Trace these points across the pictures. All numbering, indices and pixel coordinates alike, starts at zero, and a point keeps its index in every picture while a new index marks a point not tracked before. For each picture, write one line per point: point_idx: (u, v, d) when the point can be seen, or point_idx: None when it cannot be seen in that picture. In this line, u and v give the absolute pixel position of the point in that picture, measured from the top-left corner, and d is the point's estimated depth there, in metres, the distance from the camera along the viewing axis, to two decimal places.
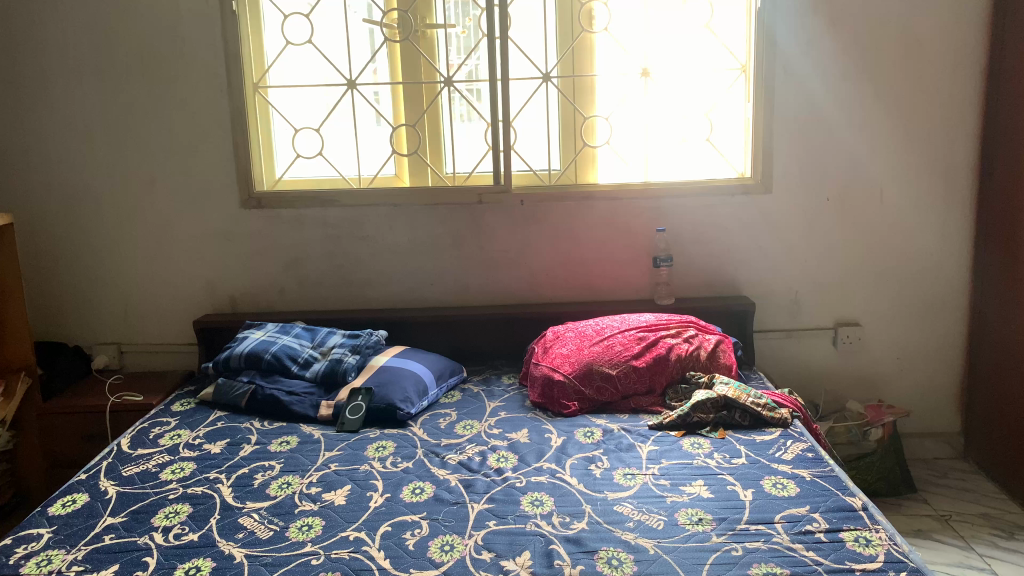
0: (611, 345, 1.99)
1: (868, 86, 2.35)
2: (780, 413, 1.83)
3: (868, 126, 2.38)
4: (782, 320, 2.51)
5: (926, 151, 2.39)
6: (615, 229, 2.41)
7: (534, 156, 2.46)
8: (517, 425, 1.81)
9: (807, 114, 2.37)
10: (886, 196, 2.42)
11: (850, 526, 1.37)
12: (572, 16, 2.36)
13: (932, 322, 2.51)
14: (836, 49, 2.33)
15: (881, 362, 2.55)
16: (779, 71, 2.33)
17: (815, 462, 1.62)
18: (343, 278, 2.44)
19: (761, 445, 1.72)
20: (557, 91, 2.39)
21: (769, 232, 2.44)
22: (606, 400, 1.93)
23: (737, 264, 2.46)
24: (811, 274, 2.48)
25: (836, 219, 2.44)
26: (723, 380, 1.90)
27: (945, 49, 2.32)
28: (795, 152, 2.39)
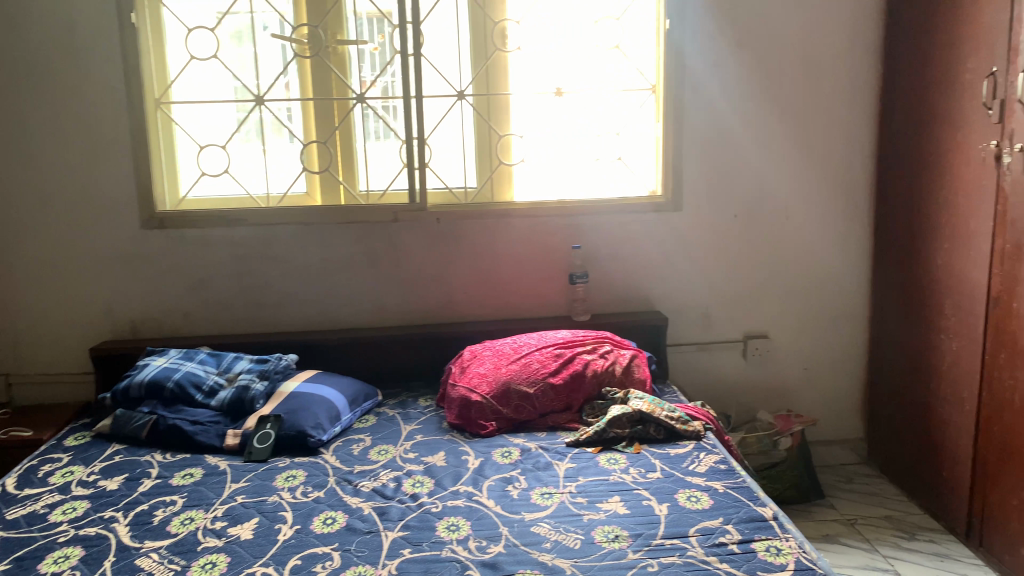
0: (528, 363, 1.97)
1: (771, 105, 2.44)
2: (693, 426, 1.86)
3: (771, 144, 2.47)
4: (694, 333, 2.56)
5: (826, 168, 2.50)
6: (530, 246, 2.42)
7: (450, 173, 2.44)
8: (433, 448, 1.78)
9: (714, 132, 2.43)
10: (791, 212, 2.51)
11: (761, 536, 1.40)
12: (485, 34, 2.36)
13: (834, 332, 2.61)
14: (740, 69, 2.41)
15: (789, 373, 2.63)
16: (687, 91, 2.40)
17: (728, 473, 1.65)
18: (251, 300, 2.36)
19: (675, 458, 1.74)
20: (472, 110, 2.39)
21: (681, 248, 2.49)
22: (524, 418, 1.92)
23: (650, 280, 2.50)
24: (721, 288, 2.54)
25: (745, 235, 2.51)
26: (638, 394, 1.92)
27: (841, 71, 2.43)
28: (703, 170, 2.45)
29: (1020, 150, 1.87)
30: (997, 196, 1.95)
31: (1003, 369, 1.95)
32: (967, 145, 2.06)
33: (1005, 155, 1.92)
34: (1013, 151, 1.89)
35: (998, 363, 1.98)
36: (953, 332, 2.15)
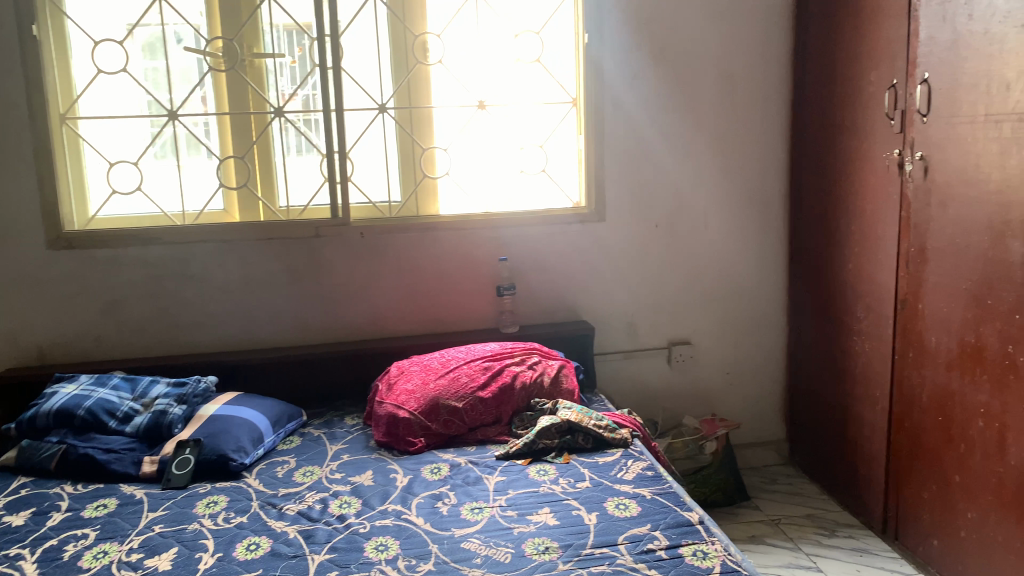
0: (457, 377, 1.96)
1: (688, 117, 2.51)
2: (621, 433, 1.88)
3: (690, 155, 2.53)
4: (620, 342, 2.60)
5: (742, 178, 2.57)
6: (456, 259, 2.41)
7: (373, 187, 2.41)
8: (360, 467, 1.76)
9: (635, 144, 2.48)
10: (710, 221, 2.58)
11: (688, 541, 1.43)
12: (406, 48, 2.35)
13: (755, 337, 2.69)
14: (658, 82, 2.47)
15: (713, 378, 2.69)
16: (607, 103, 2.44)
17: (655, 480, 1.68)
18: (167, 321, 2.28)
19: (604, 466, 1.76)
20: (394, 123, 2.37)
21: (605, 258, 2.52)
22: (454, 433, 1.90)
23: (575, 290, 2.52)
24: (645, 297, 2.58)
25: (667, 244, 2.56)
26: (567, 405, 1.93)
27: (753, 83, 2.52)
28: (625, 181, 2.50)
29: (920, 158, 1.96)
30: (901, 203, 2.05)
31: (912, 368, 2.04)
32: (872, 155, 2.15)
33: (907, 163, 2.02)
34: (914, 160, 1.99)
35: (906, 362, 2.07)
36: (865, 333, 2.23)
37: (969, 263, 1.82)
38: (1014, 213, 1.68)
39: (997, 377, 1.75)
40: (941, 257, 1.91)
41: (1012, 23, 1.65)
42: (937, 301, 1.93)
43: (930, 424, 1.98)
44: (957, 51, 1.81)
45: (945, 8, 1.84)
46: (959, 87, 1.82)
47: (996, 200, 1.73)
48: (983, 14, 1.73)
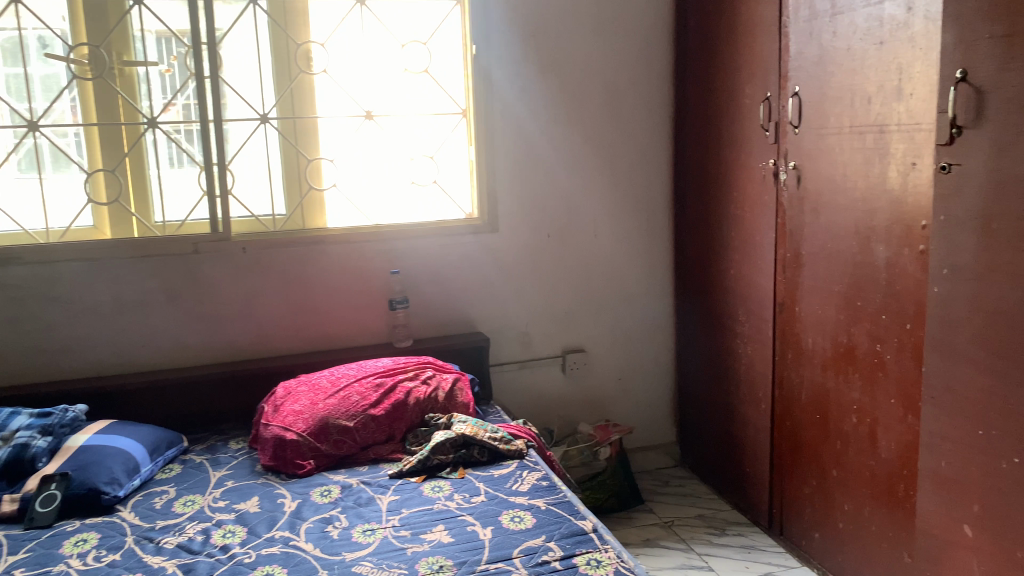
0: (347, 396, 1.90)
1: (576, 128, 2.55)
2: (516, 444, 1.88)
3: (579, 166, 2.57)
4: (514, 352, 2.60)
5: (629, 188, 2.64)
6: (346, 273, 2.35)
7: (255, 201, 2.31)
8: (246, 494, 1.68)
9: (525, 154, 2.50)
10: (600, 230, 2.63)
11: (582, 550, 1.44)
12: (288, 58, 2.28)
13: (645, 342, 2.75)
14: (547, 94, 2.50)
15: (606, 384, 2.73)
16: (497, 114, 2.45)
17: (549, 490, 1.69)
18: (30, 347, 2.12)
19: (499, 479, 1.75)
20: (277, 134, 2.29)
21: (498, 269, 2.52)
22: (345, 453, 1.85)
23: (469, 301, 2.51)
24: (538, 307, 2.60)
25: (558, 253, 2.59)
26: (462, 418, 1.91)
27: (636, 96, 2.59)
28: (516, 191, 2.51)
29: (793, 168, 2.06)
30: (777, 210, 2.14)
31: (791, 369, 2.13)
32: (749, 165, 2.24)
33: (782, 173, 2.11)
34: (788, 169, 2.08)
35: (786, 363, 2.16)
36: (747, 336, 2.32)
37: (839, 267, 1.92)
38: (878, 218, 1.78)
39: (867, 375, 1.85)
40: (815, 261, 2.00)
41: (871, 40, 1.75)
42: (812, 304, 2.02)
43: (809, 422, 2.07)
44: (824, 66, 1.91)
45: (811, 25, 1.94)
46: (827, 100, 1.91)
47: (862, 207, 1.83)
48: (845, 32, 1.83)
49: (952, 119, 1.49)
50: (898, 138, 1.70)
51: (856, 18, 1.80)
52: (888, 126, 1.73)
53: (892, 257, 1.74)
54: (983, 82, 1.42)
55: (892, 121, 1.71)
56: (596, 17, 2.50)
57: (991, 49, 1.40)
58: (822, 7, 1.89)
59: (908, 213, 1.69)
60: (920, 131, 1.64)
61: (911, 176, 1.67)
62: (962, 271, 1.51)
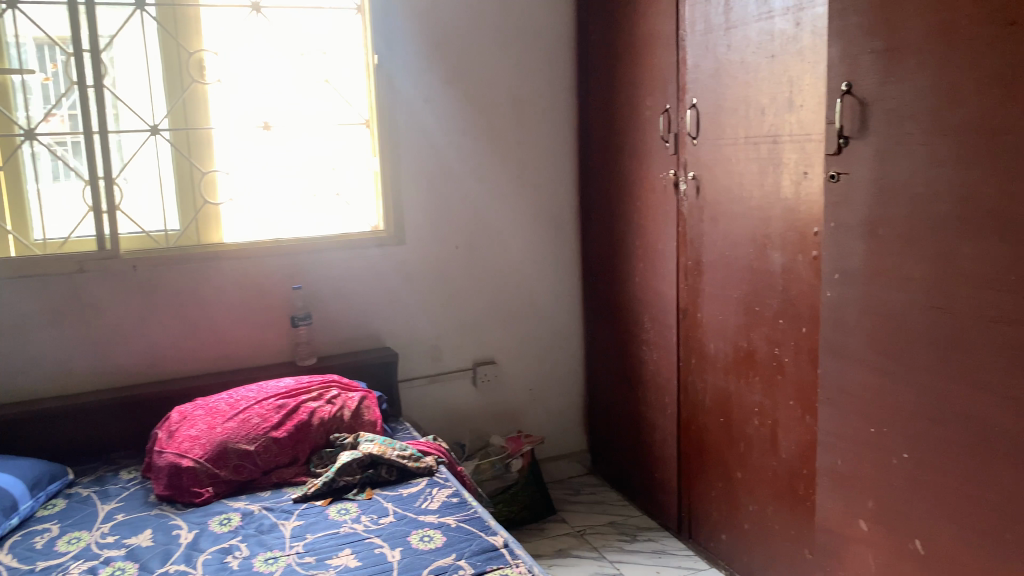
0: (247, 418, 1.83)
1: (482, 139, 2.54)
2: (425, 462, 1.85)
3: (486, 176, 2.56)
4: (424, 366, 2.56)
5: (536, 198, 2.65)
6: (245, 290, 2.27)
7: (145, 216, 2.19)
8: (137, 527, 1.59)
9: (431, 165, 2.47)
10: (507, 241, 2.62)
11: (493, 567, 1.42)
12: (180, 66, 2.18)
13: (555, 352, 2.76)
14: (452, 104, 2.48)
15: (517, 395, 2.73)
16: (401, 124, 2.41)
17: (459, 507, 1.66)
18: None
19: (408, 498, 1.71)
20: (169, 146, 2.19)
21: (406, 281, 2.48)
22: (246, 479, 1.77)
23: (377, 315, 2.45)
24: (448, 319, 2.57)
25: (467, 265, 2.57)
26: (368, 437, 1.86)
27: (541, 107, 2.61)
28: (423, 202, 2.48)
29: (693, 178, 2.10)
30: (678, 219, 2.18)
31: (695, 373, 2.18)
32: (651, 175, 2.28)
33: (682, 183, 2.15)
34: (687, 179, 2.12)
35: (690, 368, 2.20)
36: (653, 343, 2.36)
37: (737, 274, 1.97)
38: (773, 226, 1.84)
39: (767, 378, 1.90)
40: (715, 269, 2.05)
41: (763, 54, 1.81)
42: (714, 310, 2.07)
43: (714, 425, 2.12)
44: (719, 78, 1.96)
45: (707, 38, 1.99)
46: (723, 112, 1.97)
47: (758, 216, 1.88)
48: (739, 45, 1.88)
49: (839, 130, 1.55)
50: (790, 148, 1.76)
51: (749, 32, 1.85)
52: (781, 136, 1.78)
53: (788, 263, 1.80)
54: (867, 95, 1.49)
55: (784, 132, 1.77)
56: (499, 29, 2.51)
57: (873, 63, 1.47)
58: (716, 21, 1.95)
59: (801, 221, 1.75)
60: (811, 141, 1.70)
61: (803, 186, 1.73)
62: (851, 276, 1.57)
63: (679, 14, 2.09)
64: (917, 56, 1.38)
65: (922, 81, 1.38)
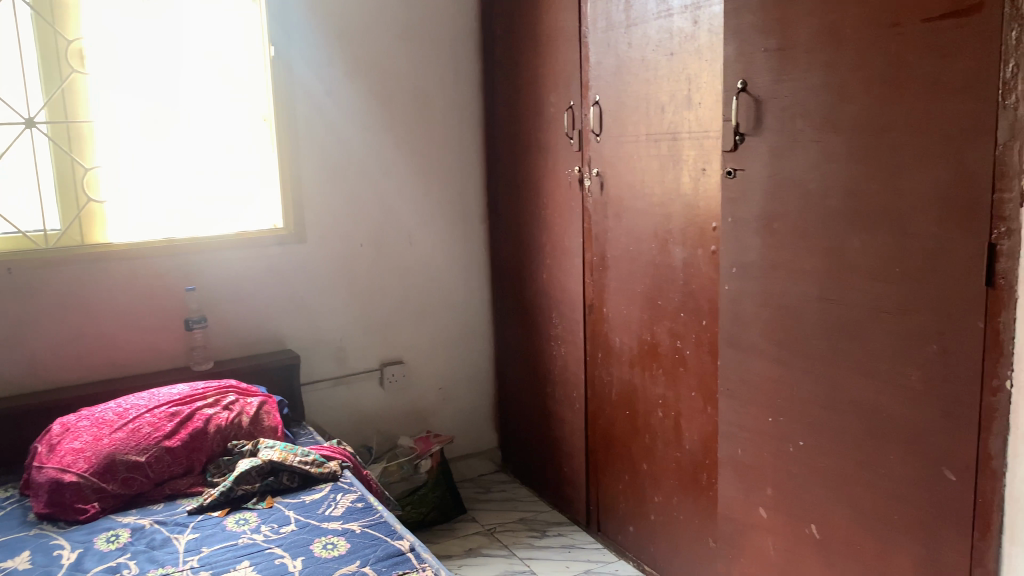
0: (137, 428, 1.73)
1: (385, 135, 2.50)
2: (329, 467, 1.80)
3: (390, 172, 2.52)
4: (329, 368, 2.49)
5: (442, 195, 2.62)
6: (134, 293, 2.16)
7: (21, 215, 2.04)
8: (14, 549, 1.48)
9: (333, 162, 2.41)
10: (414, 238, 2.59)
11: (399, 572, 1.39)
12: (57, 55, 2.04)
13: (463, 350, 2.74)
14: (354, 99, 2.42)
15: (425, 395, 2.69)
16: (301, 119, 2.34)
17: (365, 511, 1.62)
18: None
19: (311, 505, 1.66)
20: (47, 140, 2.05)
21: (308, 281, 2.41)
22: (136, 492, 1.68)
23: (278, 317, 2.37)
24: (353, 319, 2.51)
25: (372, 263, 2.52)
26: (269, 444, 1.79)
27: (445, 102, 2.58)
28: (325, 200, 2.41)
29: (597, 174, 2.12)
30: (583, 215, 2.19)
31: (601, 367, 2.20)
32: (556, 171, 2.29)
33: (586, 179, 2.17)
34: (591, 175, 2.14)
35: (597, 363, 2.22)
36: (560, 338, 2.37)
37: (641, 269, 1.99)
38: (674, 222, 1.87)
39: (670, 371, 1.94)
40: (619, 264, 2.07)
41: (663, 52, 1.83)
42: (619, 305, 2.09)
43: (620, 418, 2.14)
44: (620, 75, 1.98)
45: (608, 35, 2.01)
46: (624, 109, 1.99)
47: (659, 211, 1.91)
48: (639, 43, 1.90)
49: (735, 127, 1.58)
50: (689, 145, 1.79)
51: (648, 30, 1.87)
52: (680, 133, 1.82)
53: (688, 258, 1.84)
54: (761, 93, 1.52)
55: (683, 129, 1.81)
56: (402, 23, 2.47)
57: (766, 61, 1.50)
58: (617, 18, 1.96)
59: (700, 216, 1.79)
60: (708, 138, 1.74)
61: (702, 182, 1.77)
62: (749, 269, 1.61)
63: (581, 11, 2.10)
64: (807, 55, 1.42)
65: (813, 79, 1.42)
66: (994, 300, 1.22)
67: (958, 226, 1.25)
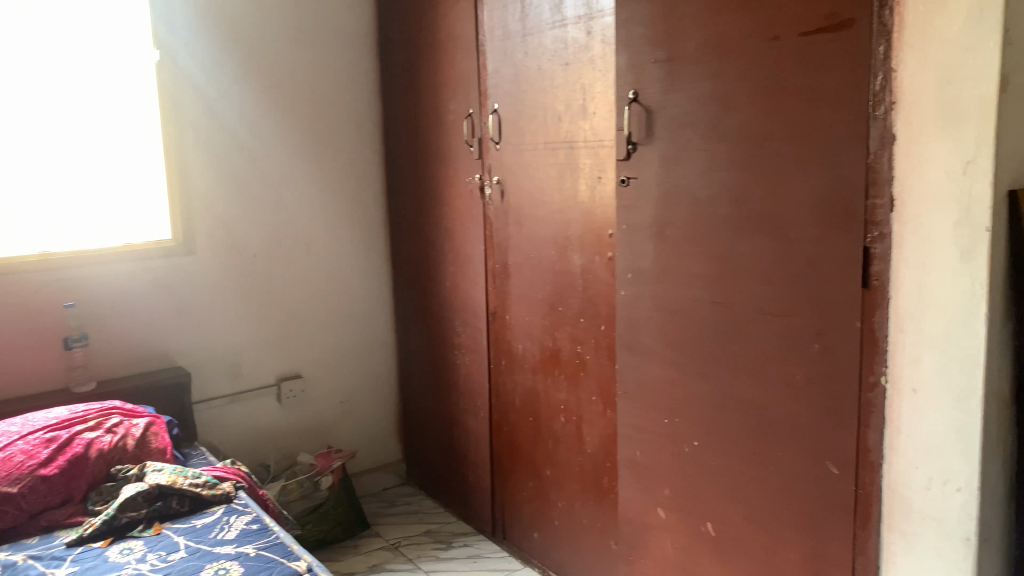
0: (9, 457, 1.61)
1: (279, 143, 2.43)
2: (222, 488, 1.73)
3: (286, 182, 2.45)
4: (223, 385, 2.40)
5: (341, 203, 2.57)
6: (6, 311, 2.02)
7: None
8: None
9: (223, 171, 2.33)
10: (311, 249, 2.53)
11: None
12: None
13: (365, 361, 2.70)
14: (245, 106, 2.35)
15: (326, 409, 2.63)
16: (188, 128, 2.25)
17: (260, 533, 1.57)
18: None
19: (202, 529, 1.59)
20: None
21: (198, 295, 2.32)
22: (8, 525, 1.57)
23: (166, 333, 2.27)
24: (248, 334, 2.43)
25: (267, 275, 2.45)
26: (156, 467, 1.71)
27: (342, 110, 2.54)
28: (215, 210, 2.32)
29: (497, 182, 2.12)
30: (484, 223, 2.19)
31: (505, 375, 2.20)
32: (456, 179, 2.28)
33: (487, 187, 2.17)
34: (492, 183, 2.14)
35: (500, 370, 2.22)
36: (464, 347, 2.36)
37: (541, 276, 2.00)
38: (572, 229, 1.89)
39: (571, 377, 1.96)
40: (520, 271, 2.08)
41: (558, 62, 1.85)
42: (520, 312, 2.10)
43: (523, 425, 2.15)
44: (518, 84, 1.99)
45: (505, 44, 2.01)
46: (522, 117, 2.00)
47: (558, 219, 1.93)
48: (534, 52, 1.92)
49: (628, 136, 1.61)
50: (585, 153, 1.82)
51: (544, 40, 1.89)
52: (576, 142, 1.84)
53: (586, 264, 1.86)
54: (652, 103, 1.56)
55: (579, 138, 1.83)
56: (295, 29, 2.42)
57: (656, 72, 1.54)
58: (513, 27, 1.97)
59: (597, 223, 1.81)
60: (603, 147, 1.77)
61: (598, 190, 1.80)
62: (643, 275, 1.64)
63: (478, 20, 2.10)
64: (694, 66, 1.47)
65: (700, 90, 1.46)
66: (869, 300, 1.29)
67: (835, 230, 1.30)
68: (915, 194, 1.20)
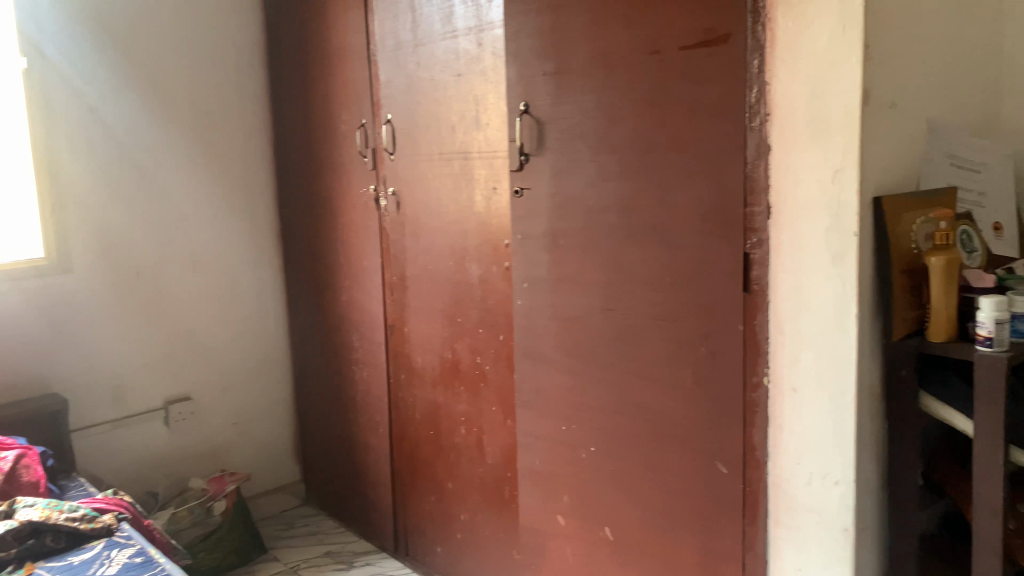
0: None
1: (162, 154, 2.33)
2: (103, 521, 1.64)
3: (171, 195, 2.35)
4: (104, 411, 2.28)
5: (231, 217, 2.49)
6: None
7: None
8: None
9: (100, 185, 2.21)
10: (200, 264, 2.43)
11: None
12: None
13: (260, 379, 2.62)
14: (123, 116, 2.24)
15: (220, 431, 2.53)
16: (60, 140, 2.13)
17: (144, 566, 1.49)
18: None
19: (80, 566, 1.50)
20: None
21: (74, 317, 2.19)
22: None
23: (40, 358, 2.14)
24: (131, 355, 2.32)
25: (151, 293, 2.34)
26: (27, 502, 1.61)
27: (230, 121, 2.46)
28: (92, 226, 2.20)
29: (392, 193, 2.10)
30: (380, 235, 2.16)
31: (404, 389, 2.17)
32: (351, 191, 2.24)
33: (382, 198, 2.14)
34: (387, 195, 2.12)
35: (399, 383, 2.19)
36: (362, 362, 2.32)
37: (439, 287, 1.99)
38: (469, 240, 1.89)
39: (471, 387, 1.95)
40: (418, 283, 2.07)
41: (450, 72, 1.85)
42: (419, 325, 2.08)
43: (424, 439, 2.13)
44: (411, 94, 1.98)
45: (396, 55, 2.00)
46: (416, 128, 1.99)
47: (454, 230, 1.92)
48: (426, 63, 1.91)
49: (520, 147, 1.62)
50: (479, 164, 1.82)
51: (435, 50, 1.88)
52: (471, 153, 1.84)
53: (483, 274, 1.86)
54: (543, 115, 1.58)
55: (473, 149, 1.83)
56: (178, 37, 2.33)
57: (546, 84, 1.56)
58: (405, 38, 1.96)
59: (493, 234, 1.82)
60: (497, 158, 1.78)
61: (493, 201, 1.80)
62: (539, 285, 1.65)
63: (369, 30, 2.07)
64: (582, 79, 1.49)
65: (588, 102, 1.49)
66: (750, 305, 1.34)
67: (717, 238, 1.35)
68: (789, 202, 1.26)
